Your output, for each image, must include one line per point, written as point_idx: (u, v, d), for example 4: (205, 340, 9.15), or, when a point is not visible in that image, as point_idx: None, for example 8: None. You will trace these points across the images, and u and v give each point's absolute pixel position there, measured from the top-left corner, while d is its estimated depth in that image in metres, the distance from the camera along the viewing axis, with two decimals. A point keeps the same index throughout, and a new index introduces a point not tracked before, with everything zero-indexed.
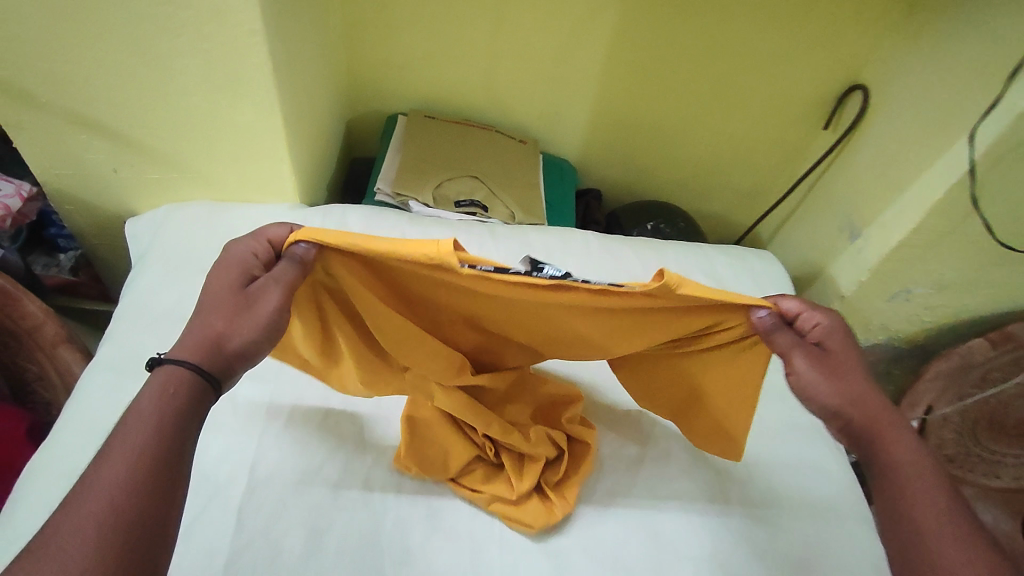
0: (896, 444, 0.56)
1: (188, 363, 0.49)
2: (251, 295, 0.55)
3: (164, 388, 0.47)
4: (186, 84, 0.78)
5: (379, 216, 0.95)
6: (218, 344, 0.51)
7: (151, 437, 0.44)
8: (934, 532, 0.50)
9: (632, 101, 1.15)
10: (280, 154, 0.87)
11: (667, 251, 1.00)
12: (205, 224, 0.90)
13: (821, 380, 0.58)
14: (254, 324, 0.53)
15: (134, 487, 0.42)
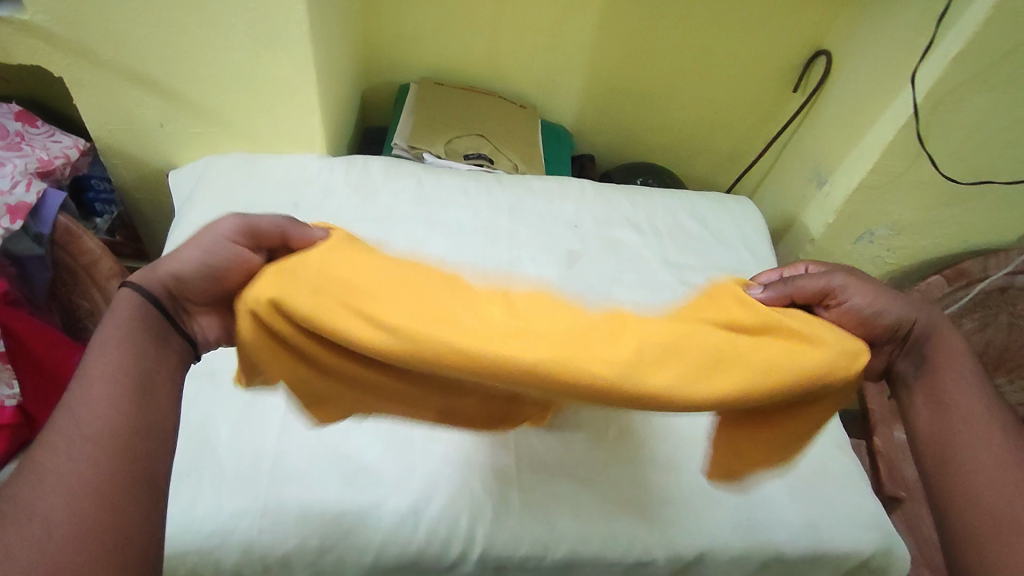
0: (948, 339, 0.55)
1: (133, 288, 0.48)
2: (219, 228, 0.50)
3: (117, 310, 0.47)
4: (233, 42, 0.90)
5: (397, 165, 1.06)
6: (155, 271, 0.49)
7: (123, 350, 0.45)
8: (971, 423, 0.52)
9: (621, 70, 1.27)
10: (312, 104, 0.99)
11: (654, 196, 1.11)
12: (243, 170, 1.01)
13: (881, 299, 0.53)
14: (196, 258, 0.48)
15: (114, 396, 0.43)
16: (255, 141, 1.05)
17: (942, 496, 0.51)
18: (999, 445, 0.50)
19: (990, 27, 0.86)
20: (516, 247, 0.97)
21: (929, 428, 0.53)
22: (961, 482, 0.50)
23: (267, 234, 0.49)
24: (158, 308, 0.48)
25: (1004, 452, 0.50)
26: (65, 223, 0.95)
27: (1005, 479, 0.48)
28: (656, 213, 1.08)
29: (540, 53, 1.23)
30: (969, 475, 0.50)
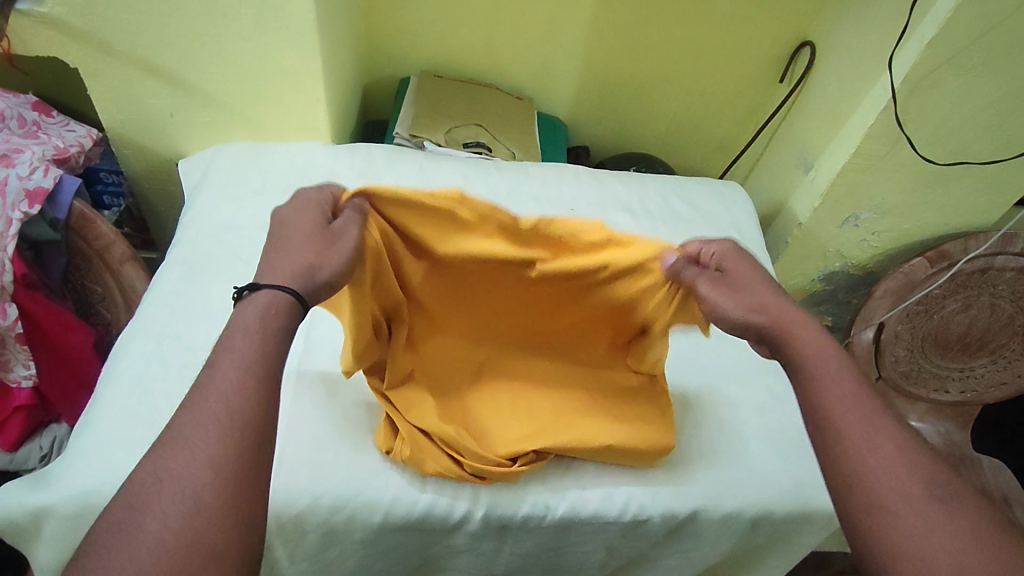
0: (800, 334, 0.62)
1: (287, 288, 0.56)
2: (332, 232, 0.61)
3: (267, 305, 0.55)
4: (243, 33, 0.94)
5: (399, 152, 1.11)
6: (309, 274, 0.58)
7: (259, 347, 0.52)
8: (860, 434, 0.54)
9: (614, 63, 1.31)
10: (318, 94, 1.03)
11: (647, 181, 1.15)
12: (251, 157, 1.05)
13: (722, 296, 0.66)
14: (337, 257, 0.60)
15: (248, 390, 0.50)
16: (262, 130, 1.09)
17: (847, 506, 0.52)
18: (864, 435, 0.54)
19: (960, 14, 0.91)
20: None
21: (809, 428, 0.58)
22: (832, 475, 0.54)
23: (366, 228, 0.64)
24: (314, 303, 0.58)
25: (867, 442, 0.54)
26: (80, 209, 0.98)
27: (871, 464, 0.52)
28: (648, 197, 1.12)
29: (535, 47, 1.28)
30: (844, 465, 0.53)
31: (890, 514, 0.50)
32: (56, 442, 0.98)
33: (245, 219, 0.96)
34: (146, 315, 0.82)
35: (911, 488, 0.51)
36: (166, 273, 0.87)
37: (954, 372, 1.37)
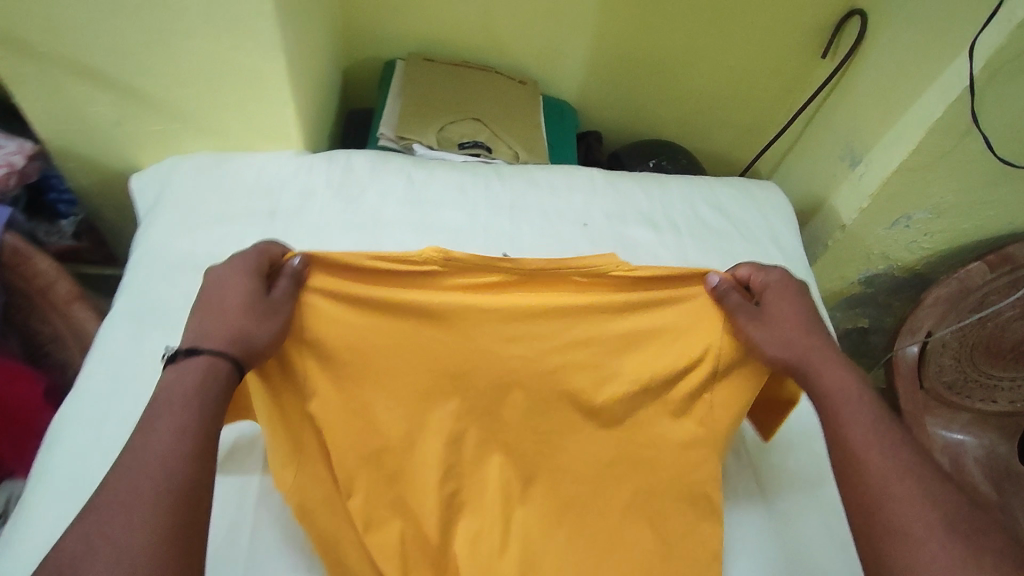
0: (824, 373, 0.66)
1: (222, 353, 0.58)
2: (262, 302, 0.62)
3: (205, 373, 0.57)
4: (188, 25, 0.78)
5: (384, 160, 0.95)
6: (243, 342, 0.60)
7: (191, 413, 0.53)
8: (873, 462, 0.58)
9: (631, 39, 1.13)
10: (284, 95, 0.87)
11: (671, 184, 1.00)
12: (208, 174, 0.90)
13: (764, 333, 0.67)
14: (266, 330, 0.61)
15: (183, 453, 0.51)
16: (222, 137, 0.93)
17: (877, 546, 0.55)
18: (881, 464, 0.58)
19: None
20: (518, 251, 0.87)
21: (832, 449, 0.62)
22: (852, 495, 0.58)
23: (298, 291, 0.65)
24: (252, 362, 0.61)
25: (887, 472, 0.57)
26: (13, 243, 0.84)
27: (889, 496, 0.56)
28: (673, 205, 0.97)
29: (540, 22, 1.09)
30: (860, 490, 0.57)
31: (911, 543, 0.53)
32: (9, 502, 0.85)
33: (203, 256, 0.82)
34: (88, 386, 0.70)
35: (929, 520, 0.54)
36: (116, 328, 0.75)
37: (1005, 381, 1.22)
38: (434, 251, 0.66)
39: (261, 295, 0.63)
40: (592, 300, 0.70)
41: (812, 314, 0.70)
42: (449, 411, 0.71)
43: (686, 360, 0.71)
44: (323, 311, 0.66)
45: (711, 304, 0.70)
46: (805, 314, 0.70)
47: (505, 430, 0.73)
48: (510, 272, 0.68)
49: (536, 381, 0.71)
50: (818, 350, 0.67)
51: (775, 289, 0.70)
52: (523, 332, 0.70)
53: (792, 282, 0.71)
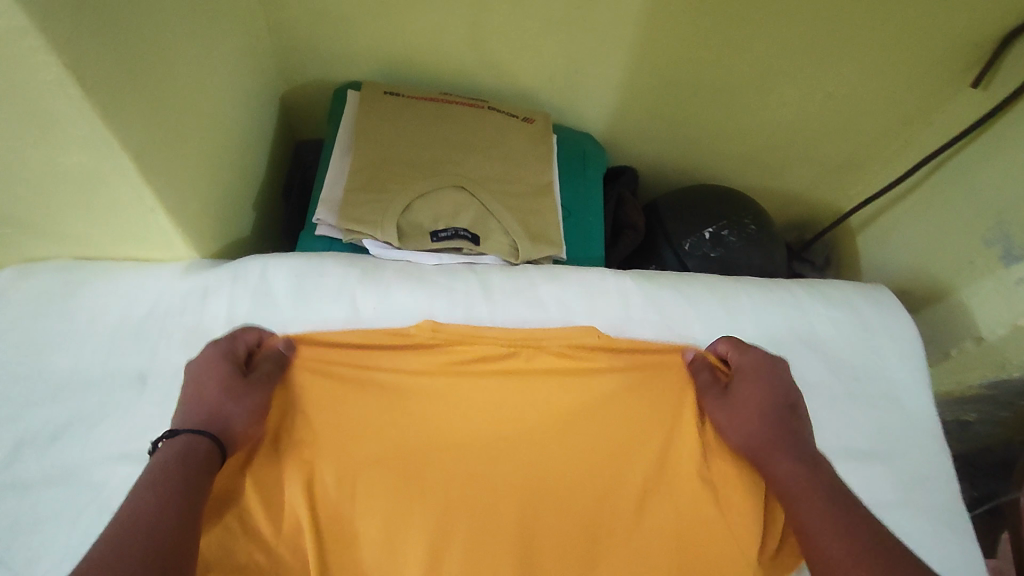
0: (779, 461, 0.53)
1: (200, 431, 0.50)
2: (246, 382, 0.55)
3: (183, 453, 0.48)
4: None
5: (315, 277, 0.65)
6: (225, 424, 0.52)
7: (180, 481, 0.45)
8: (832, 559, 0.45)
9: (681, 56, 0.79)
10: (150, 198, 0.57)
11: (740, 305, 0.67)
12: (51, 312, 0.62)
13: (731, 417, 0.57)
14: (250, 411, 0.54)
15: (166, 508, 0.43)
16: (76, 242, 0.64)
17: None
18: (839, 554, 0.45)
19: None
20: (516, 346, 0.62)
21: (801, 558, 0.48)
22: None
23: (275, 370, 0.57)
24: (235, 448, 0.52)
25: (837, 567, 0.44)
26: None
27: None
28: None
29: (551, 33, 0.75)
30: None
31: None
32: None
33: (25, 471, 0.54)
34: None
35: None
36: None
37: None
38: (427, 322, 0.61)
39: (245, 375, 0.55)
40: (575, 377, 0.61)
41: (793, 395, 0.58)
42: (438, 499, 0.55)
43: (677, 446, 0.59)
44: (307, 394, 0.58)
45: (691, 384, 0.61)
46: (787, 393, 0.58)
47: (499, 531, 0.55)
48: (508, 346, 0.62)
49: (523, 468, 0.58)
50: (784, 438, 0.54)
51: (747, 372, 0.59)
52: (523, 399, 0.60)
53: (768, 364, 0.59)
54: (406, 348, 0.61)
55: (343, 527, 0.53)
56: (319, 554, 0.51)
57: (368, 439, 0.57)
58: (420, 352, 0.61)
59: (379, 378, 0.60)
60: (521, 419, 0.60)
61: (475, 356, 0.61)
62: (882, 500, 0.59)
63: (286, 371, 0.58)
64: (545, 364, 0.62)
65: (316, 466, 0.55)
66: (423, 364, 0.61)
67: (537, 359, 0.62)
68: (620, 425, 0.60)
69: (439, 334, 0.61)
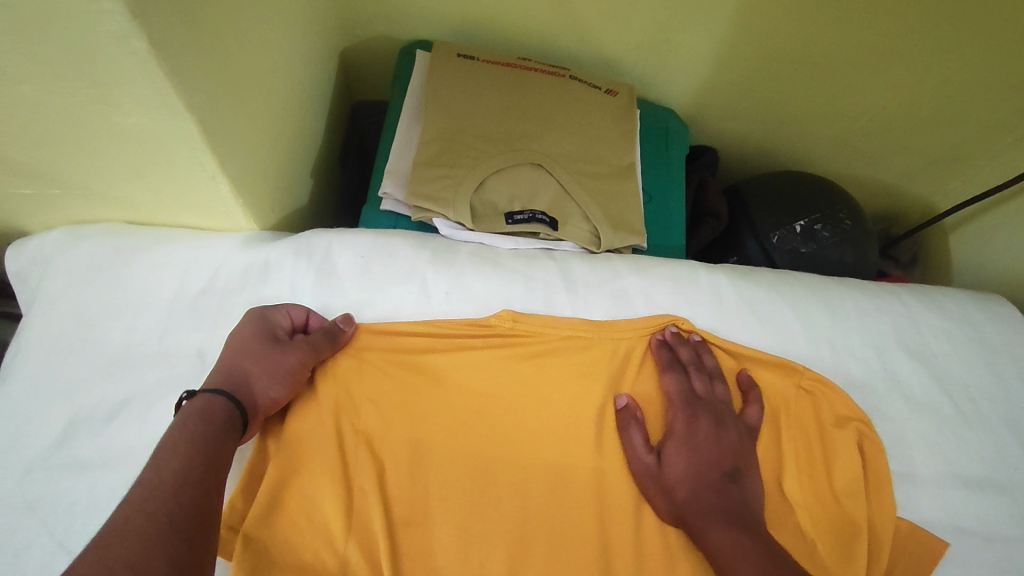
0: (715, 529, 0.48)
1: (217, 390, 0.47)
2: (275, 345, 0.52)
3: (200, 411, 0.46)
4: (1, 72, 0.42)
5: (384, 255, 0.60)
6: (244, 385, 0.49)
7: (201, 446, 0.43)
8: None
9: (785, 27, 0.71)
10: (212, 166, 0.52)
11: (849, 308, 0.61)
12: (105, 278, 0.58)
13: (678, 464, 0.51)
14: (274, 374, 0.50)
15: (192, 470, 0.41)
16: (128, 206, 0.60)
17: None
18: None
19: None
20: (599, 343, 0.57)
21: None
22: None
23: (324, 343, 0.53)
24: (254, 411, 0.49)
25: None
26: None
27: None
28: (846, 352, 0.60)
29: None
30: None
31: None
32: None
33: (80, 450, 0.51)
34: None
35: None
36: None
37: None
38: (508, 312, 0.57)
39: (277, 338, 0.52)
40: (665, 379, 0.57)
41: (739, 449, 0.52)
42: (514, 505, 0.52)
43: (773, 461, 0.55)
44: (375, 384, 0.54)
45: (786, 396, 0.57)
46: (728, 444, 0.52)
47: (583, 542, 0.51)
48: (589, 338, 0.57)
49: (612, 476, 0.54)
50: (722, 506, 0.49)
51: (682, 434, 0.53)
52: (602, 397, 0.56)
53: (711, 414, 0.53)
54: (481, 339, 0.57)
55: (412, 530, 0.50)
56: (389, 557, 0.48)
57: (441, 436, 0.53)
58: (496, 342, 0.57)
59: (451, 370, 0.56)
60: (601, 419, 0.55)
61: (556, 348, 0.57)
62: (992, 532, 0.54)
63: (356, 359, 0.55)
64: (636, 365, 0.57)
65: (383, 461, 0.52)
66: (502, 355, 0.56)
67: (625, 358, 0.57)
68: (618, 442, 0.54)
69: (520, 324, 0.57)
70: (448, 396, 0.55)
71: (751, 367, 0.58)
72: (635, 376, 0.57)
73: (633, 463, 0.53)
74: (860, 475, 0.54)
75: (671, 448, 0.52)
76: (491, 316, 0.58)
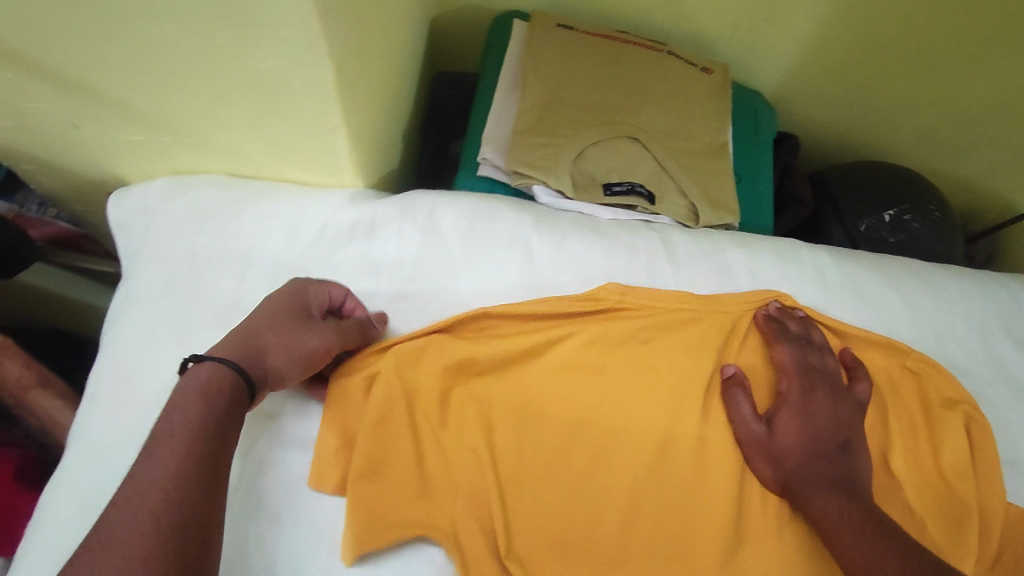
0: (822, 495, 0.49)
1: (231, 360, 0.44)
2: (304, 324, 0.49)
3: (205, 387, 0.43)
4: (153, 8, 0.42)
5: (488, 219, 0.60)
6: (258, 358, 0.46)
7: (197, 438, 0.40)
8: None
9: (890, 12, 0.70)
10: (334, 119, 0.52)
11: (949, 292, 0.62)
12: (215, 230, 0.59)
13: (788, 431, 0.52)
14: (295, 353, 0.48)
15: (190, 465, 0.38)
16: (237, 159, 0.60)
17: None
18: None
19: None
20: (705, 317, 0.57)
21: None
22: None
23: (353, 338, 0.52)
24: (262, 389, 0.46)
25: None
26: None
27: None
28: (946, 335, 0.60)
29: None
30: None
31: None
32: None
33: None
34: None
35: None
36: (60, 513, 0.49)
37: None
38: (616, 287, 0.57)
39: (309, 319, 0.50)
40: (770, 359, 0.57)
41: (848, 422, 0.53)
42: (621, 471, 0.52)
43: (881, 440, 0.55)
44: (485, 349, 0.54)
45: (893, 377, 0.57)
46: (837, 417, 0.53)
47: (691, 511, 0.51)
48: (696, 312, 0.57)
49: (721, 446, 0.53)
50: (829, 475, 0.50)
51: (795, 402, 0.53)
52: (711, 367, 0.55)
53: (822, 387, 0.54)
54: (590, 307, 0.57)
55: (521, 489, 0.51)
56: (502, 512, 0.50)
57: (553, 399, 0.53)
58: (604, 311, 0.57)
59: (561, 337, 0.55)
60: (708, 389, 0.55)
61: (665, 318, 0.57)
62: None
63: (471, 321, 0.56)
64: (745, 340, 0.58)
65: (491, 421, 0.53)
66: (610, 322, 0.56)
67: (735, 331, 0.57)
68: (725, 411, 0.54)
69: (629, 297, 0.57)
70: (557, 360, 0.54)
71: (855, 347, 0.58)
72: (742, 348, 0.57)
73: (739, 428, 0.53)
74: (969, 457, 0.54)
75: (780, 417, 0.53)
76: (599, 288, 0.57)
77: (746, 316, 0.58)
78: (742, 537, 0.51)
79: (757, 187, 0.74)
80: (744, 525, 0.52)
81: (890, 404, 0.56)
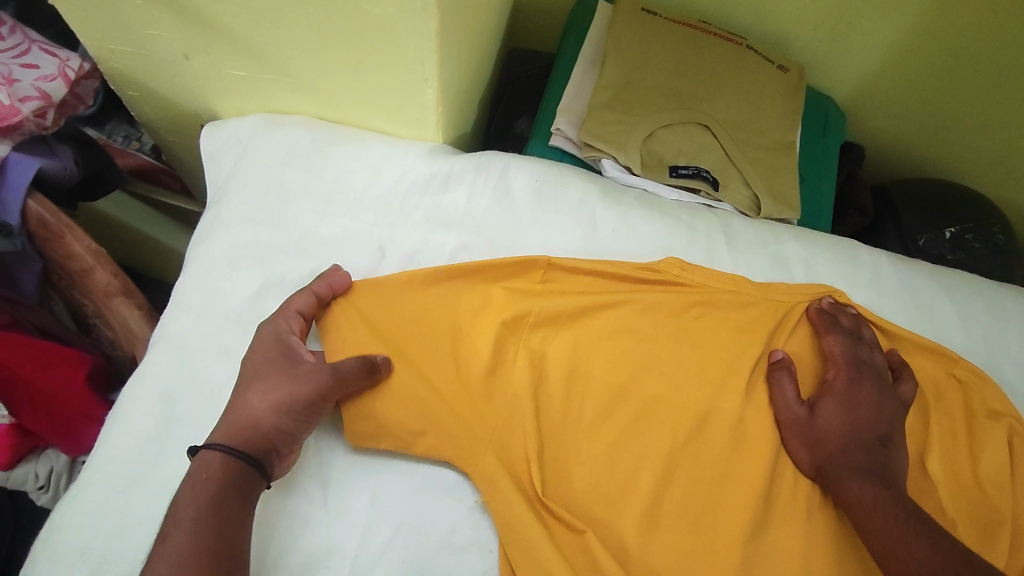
0: (855, 478, 0.50)
1: (218, 446, 0.46)
2: (290, 376, 0.49)
3: (196, 478, 0.44)
4: None
5: (558, 185, 0.63)
6: (249, 429, 0.47)
7: (196, 527, 0.41)
8: None
9: (975, 29, 0.71)
10: (428, 70, 0.55)
11: (1001, 308, 0.63)
12: (299, 166, 0.63)
13: (828, 418, 0.53)
14: (285, 409, 0.48)
15: (191, 555, 0.40)
16: (328, 102, 0.64)
17: None
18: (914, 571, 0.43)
19: None
20: (759, 300, 0.59)
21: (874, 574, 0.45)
22: None
23: (350, 376, 0.50)
24: (265, 451, 0.47)
25: None
26: (37, 214, 0.63)
27: None
28: (994, 347, 0.61)
29: None
30: None
31: None
32: (53, 477, 0.68)
33: None
34: (85, 487, 0.50)
35: None
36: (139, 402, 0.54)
37: None
38: (677, 261, 0.59)
39: (293, 367, 0.50)
40: (818, 351, 0.59)
41: (888, 421, 0.54)
42: (661, 435, 0.53)
43: (920, 439, 0.55)
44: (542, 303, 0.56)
45: (940, 381, 0.58)
46: (878, 415, 0.54)
47: (727, 480, 0.52)
48: (750, 296, 0.59)
49: (763, 424, 0.55)
50: (864, 462, 0.51)
51: (840, 391, 0.55)
52: (760, 349, 0.57)
53: (866, 383, 0.55)
54: (650, 277, 0.58)
55: (562, 439, 0.53)
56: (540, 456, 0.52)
57: (604, 359, 0.55)
58: (661, 283, 0.59)
59: (617, 302, 0.57)
60: (755, 368, 0.56)
61: (722, 296, 0.58)
62: None
63: (533, 275, 0.58)
64: (794, 330, 0.59)
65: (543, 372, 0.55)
66: (667, 291, 0.58)
67: (784, 320, 0.59)
68: (768, 392, 0.56)
69: (688, 271, 0.59)
70: (612, 321, 0.57)
71: (903, 347, 0.59)
72: (790, 337, 0.59)
73: (781, 412, 0.54)
74: (1007, 465, 0.55)
75: (821, 404, 0.54)
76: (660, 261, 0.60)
77: (799, 304, 0.59)
78: (774, 507, 0.52)
79: (819, 189, 0.75)
80: (776, 503, 0.52)
81: (934, 406, 0.56)
